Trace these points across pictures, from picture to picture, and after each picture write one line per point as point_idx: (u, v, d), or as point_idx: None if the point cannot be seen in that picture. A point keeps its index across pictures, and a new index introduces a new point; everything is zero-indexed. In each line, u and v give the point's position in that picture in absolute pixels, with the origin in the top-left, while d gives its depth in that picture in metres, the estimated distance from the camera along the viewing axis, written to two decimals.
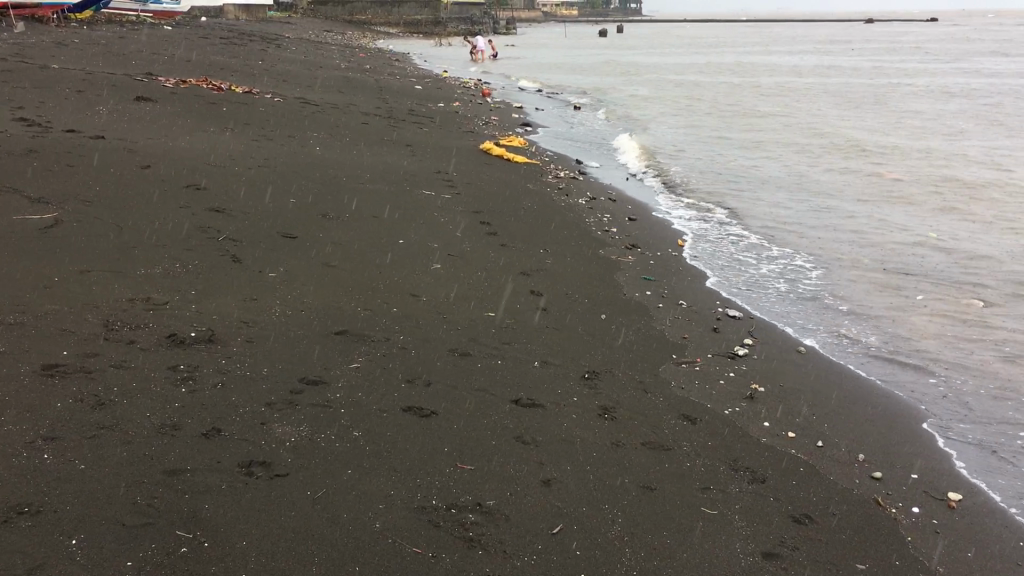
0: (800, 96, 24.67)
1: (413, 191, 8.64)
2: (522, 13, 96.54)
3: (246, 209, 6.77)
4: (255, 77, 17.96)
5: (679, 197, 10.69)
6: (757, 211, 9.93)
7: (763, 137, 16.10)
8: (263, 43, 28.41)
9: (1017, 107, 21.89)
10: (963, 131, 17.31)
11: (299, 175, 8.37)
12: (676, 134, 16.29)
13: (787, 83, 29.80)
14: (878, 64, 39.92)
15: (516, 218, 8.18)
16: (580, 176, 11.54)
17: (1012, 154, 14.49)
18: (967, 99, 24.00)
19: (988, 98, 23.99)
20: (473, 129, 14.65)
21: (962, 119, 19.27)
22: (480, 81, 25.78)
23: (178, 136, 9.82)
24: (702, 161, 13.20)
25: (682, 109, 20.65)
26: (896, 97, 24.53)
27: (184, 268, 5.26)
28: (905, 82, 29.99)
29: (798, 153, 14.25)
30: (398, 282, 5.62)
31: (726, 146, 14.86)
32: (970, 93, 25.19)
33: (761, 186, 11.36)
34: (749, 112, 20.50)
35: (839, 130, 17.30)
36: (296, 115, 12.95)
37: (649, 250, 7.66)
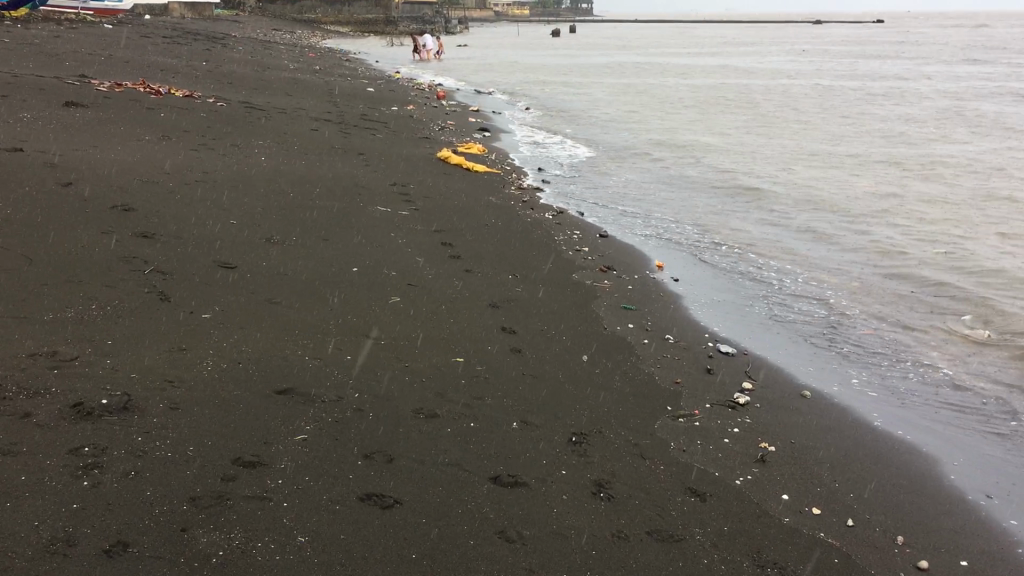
0: (761, 100, 24.34)
1: (367, 207, 7.95)
2: (474, 13, 95.84)
3: (178, 234, 6.04)
4: (198, 79, 17.07)
5: (650, 209, 10.15)
6: (734, 224, 9.41)
7: (729, 143, 15.65)
8: (208, 42, 27.41)
9: (976, 113, 21.79)
10: (929, 139, 17.05)
11: (241, 191, 7.64)
12: (640, 139, 15.77)
13: (746, 85, 29.53)
14: (831, 66, 39.97)
15: (480, 238, 7.54)
16: (543, 187, 10.92)
17: (982, 163, 14.20)
18: (927, 105, 23.86)
19: (946, 104, 23.91)
20: (430, 135, 13.97)
21: (924, 126, 19.06)
22: (434, 83, 25.04)
23: (110, 146, 9.02)
24: (670, 169, 12.68)
25: (642, 113, 20.17)
26: (856, 102, 24.31)
27: (101, 311, 4.53)
28: (862, 86, 29.88)
29: (767, 160, 13.81)
30: (352, 321, 4.95)
31: (693, 153, 14.37)
32: (928, 99, 25.11)
33: (733, 196, 10.87)
34: (712, 117, 20.06)
35: (805, 137, 16.92)
36: (240, 121, 12.16)
37: (625, 275, 7.08)
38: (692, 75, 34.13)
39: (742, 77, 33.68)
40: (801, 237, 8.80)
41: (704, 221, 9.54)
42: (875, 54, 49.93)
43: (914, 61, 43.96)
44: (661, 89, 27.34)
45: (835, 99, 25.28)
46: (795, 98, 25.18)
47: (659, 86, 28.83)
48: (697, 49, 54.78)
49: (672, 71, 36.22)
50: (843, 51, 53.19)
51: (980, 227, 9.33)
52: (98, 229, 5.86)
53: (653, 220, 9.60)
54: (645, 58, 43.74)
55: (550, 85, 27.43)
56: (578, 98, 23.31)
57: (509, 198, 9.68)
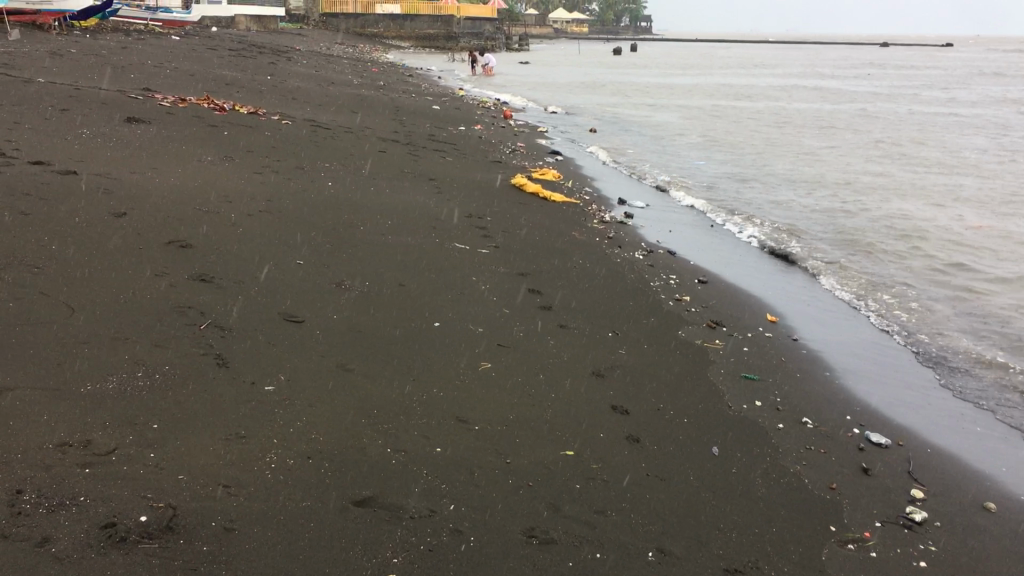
0: (842, 125, 23.24)
1: (445, 244, 7.23)
2: (536, 29, 95.46)
3: (239, 278, 5.34)
4: (263, 93, 16.61)
5: (747, 250, 9.29)
6: (847, 270, 8.52)
7: (818, 174, 14.69)
8: (273, 55, 27.15)
9: None
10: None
11: (306, 223, 6.95)
12: (723, 167, 14.87)
13: (823, 109, 28.41)
14: (907, 91, 38.53)
15: (569, 283, 6.75)
16: (627, 220, 10.13)
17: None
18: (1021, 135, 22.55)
19: None
20: (503, 159, 13.26)
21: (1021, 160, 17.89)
22: (500, 101, 24.40)
23: (170, 168, 8.43)
24: (763, 204, 11.79)
25: (718, 138, 19.28)
26: (945, 131, 23.06)
27: (149, 382, 3.82)
28: (947, 113, 28.50)
29: (864, 194, 12.86)
30: (440, 395, 4.19)
31: (783, 184, 13.44)
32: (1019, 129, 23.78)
33: (837, 237, 9.96)
34: (795, 143, 19.07)
35: (899, 170, 15.88)
36: (306, 141, 11.56)
37: (737, 333, 6.23)
38: (765, 98, 33.06)
39: (816, 100, 32.54)
40: (928, 289, 7.89)
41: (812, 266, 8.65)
42: (952, 78, 48.25)
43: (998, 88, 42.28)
44: (736, 112, 26.32)
45: (921, 126, 24.07)
46: (878, 125, 24.02)
47: (732, 108, 27.83)
48: (764, 70, 53.52)
49: (743, 92, 35.15)
50: (919, 74, 51.50)
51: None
52: (151, 271, 5.19)
53: (752, 262, 8.75)
54: (714, 79, 42.72)
55: (618, 105, 26.62)
56: (650, 120, 22.45)
57: (595, 234, 8.91)
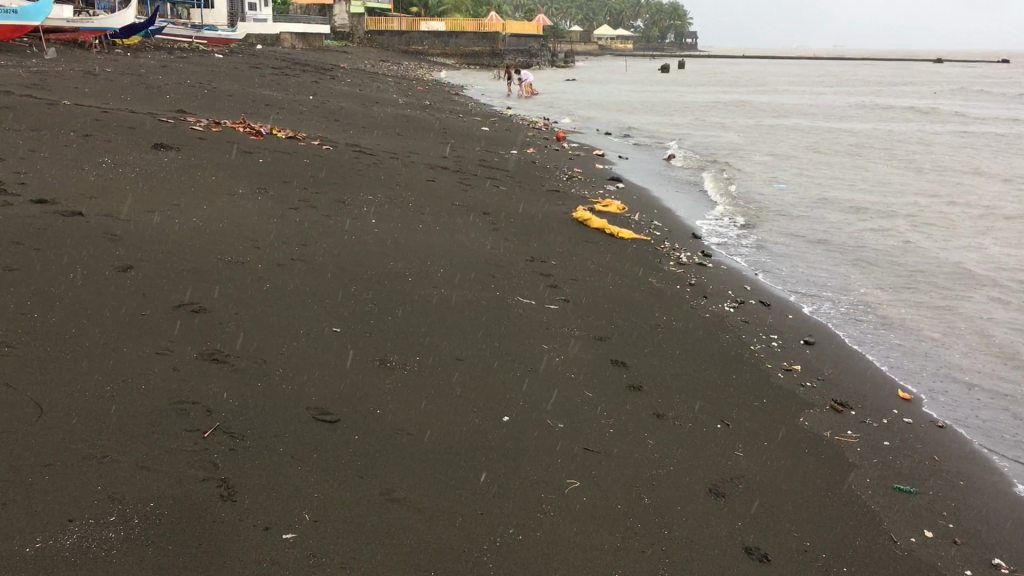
0: (914, 149, 21.89)
1: (505, 298, 6.19)
2: (581, 47, 94.51)
3: (260, 358, 4.32)
4: (303, 114, 15.76)
5: (850, 298, 8.10)
6: (975, 323, 7.29)
7: (905, 206, 13.41)
8: (317, 74, 26.47)
9: None
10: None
11: (345, 274, 5.94)
12: (799, 199, 13.66)
13: (891, 130, 26.91)
14: (969, 110, 36.86)
15: (656, 349, 5.66)
16: (705, 260, 9.01)
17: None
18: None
19: None
20: (561, 187, 12.21)
21: None
22: (550, 122, 23.37)
23: (195, 204, 7.51)
24: (853, 242, 10.57)
25: (784, 163, 18.09)
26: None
27: (127, 532, 2.79)
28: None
29: (959, 230, 11.65)
30: (521, 540, 3.12)
31: (870, 219, 12.19)
32: None
33: (950, 284, 8.72)
34: (871, 169, 17.74)
35: (993, 201, 14.50)
36: (347, 169, 10.61)
37: (869, 417, 5.10)
38: (825, 117, 31.58)
39: (879, 120, 31.15)
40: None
41: (932, 318, 7.45)
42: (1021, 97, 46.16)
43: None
44: (799, 133, 24.97)
45: (997, 149, 22.64)
46: (954, 148, 22.52)
47: (793, 128, 26.45)
48: (820, 87, 51.81)
49: (801, 111, 33.74)
50: (981, 93, 49.54)
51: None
52: (151, 349, 4.19)
53: (858, 313, 7.57)
54: (767, 97, 41.33)
55: (673, 125, 25.45)
56: (710, 142, 21.23)
57: (674, 280, 7.80)
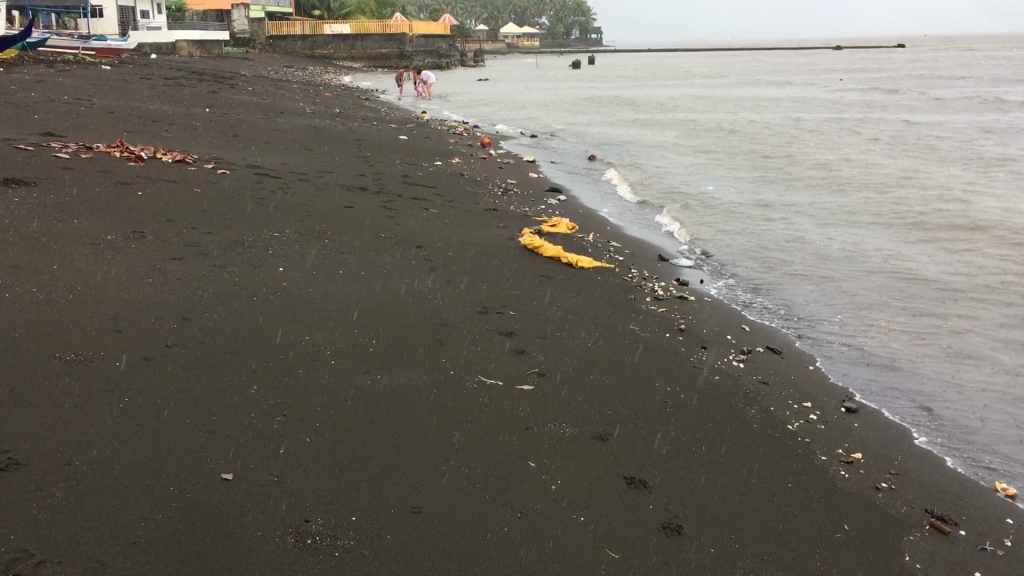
0: (848, 139, 21.07)
1: (462, 381, 4.62)
2: (490, 45, 93.27)
3: (99, 560, 2.67)
4: (197, 131, 13.89)
5: (870, 329, 6.71)
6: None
7: (875, 207, 12.19)
8: (215, 83, 24.38)
9: None
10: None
11: (239, 367, 4.27)
12: (761, 205, 12.37)
13: (824, 119, 26.01)
14: (886, 96, 36.56)
15: (677, 447, 4.17)
16: (682, 290, 7.62)
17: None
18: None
19: None
20: (498, 205, 10.68)
21: None
22: (470, 126, 21.84)
23: (42, 263, 5.73)
24: (843, 256, 9.25)
25: (726, 161, 16.95)
26: (973, 143, 20.72)
27: None
28: (951, 120, 26.39)
29: (939, 233, 10.55)
30: None
31: (845, 225, 10.92)
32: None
33: (977, 305, 7.43)
34: (820, 165, 16.61)
35: (961, 196, 13.45)
36: (250, 197, 8.91)
37: (986, 540, 3.70)
38: (748, 110, 30.68)
39: (802, 110, 30.46)
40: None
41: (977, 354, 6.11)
42: (935, 81, 46.25)
43: (989, 89, 40.32)
44: (729, 127, 24.00)
45: (929, 135, 22.00)
46: (890, 136, 21.70)
47: (723, 123, 25.37)
48: (734, 79, 51.38)
49: (723, 104, 32.94)
50: (888, 78, 49.85)
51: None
52: None
53: (887, 351, 6.20)
54: (684, 90, 40.48)
55: (599, 124, 24.21)
56: (642, 141, 19.94)
57: (660, 326, 6.36)
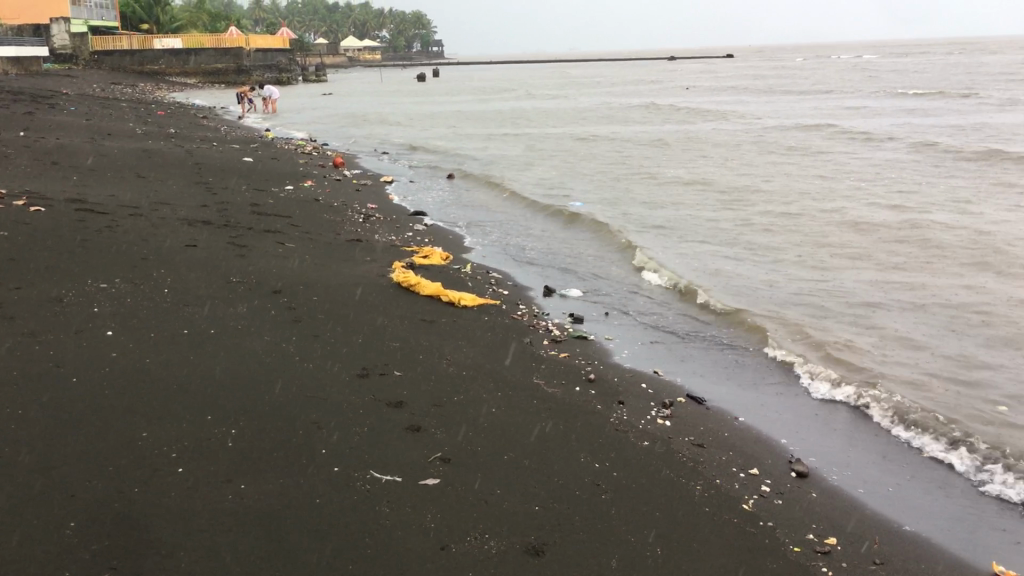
0: (703, 145, 21.10)
1: (351, 481, 3.67)
2: (332, 59, 91.18)
3: None
4: (7, 159, 12.20)
5: (800, 364, 6.16)
6: (997, 395, 5.49)
7: (758, 213, 11.84)
8: (30, 103, 22.10)
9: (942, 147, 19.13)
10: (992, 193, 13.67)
11: (48, 494, 3.17)
12: (636, 217, 11.84)
13: (675, 126, 26.18)
14: (729, 102, 37.39)
15: (630, 553, 3.37)
16: (577, 328, 6.89)
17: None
18: (907, 139, 20.82)
19: (895, 138, 21.28)
20: (361, 234, 9.70)
21: (912, 172, 16.10)
22: (319, 144, 20.65)
23: None
24: (734, 274, 8.77)
25: (589, 172, 16.48)
26: (820, 141, 21.10)
27: None
28: (794, 120, 27.06)
29: (814, 240, 10.31)
30: None
31: (727, 237, 10.51)
32: (870, 133, 22.41)
33: (875, 323, 7.06)
34: (685, 172, 16.31)
35: (831, 200, 13.34)
36: (71, 239, 7.60)
37: None
38: (603, 117, 30.54)
39: (653, 116, 30.66)
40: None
41: (934, 389, 5.60)
42: (772, 86, 47.81)
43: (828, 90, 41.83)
44: (585, 137, 23.67)
45: (779, 136, 22.34)
46: (742, 138, 21.87)
47: (579, 132, 24.98)
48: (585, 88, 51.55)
49: (577, 113, 32.83)
50: (728, 84, 51.32)
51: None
52: None
53: (826, 392, 5.65)
54: (535, 102, 40.33)
55: (453, 138, 23.41)
56: (505, 156, 19.21)
57: (565, 376, 5.59)
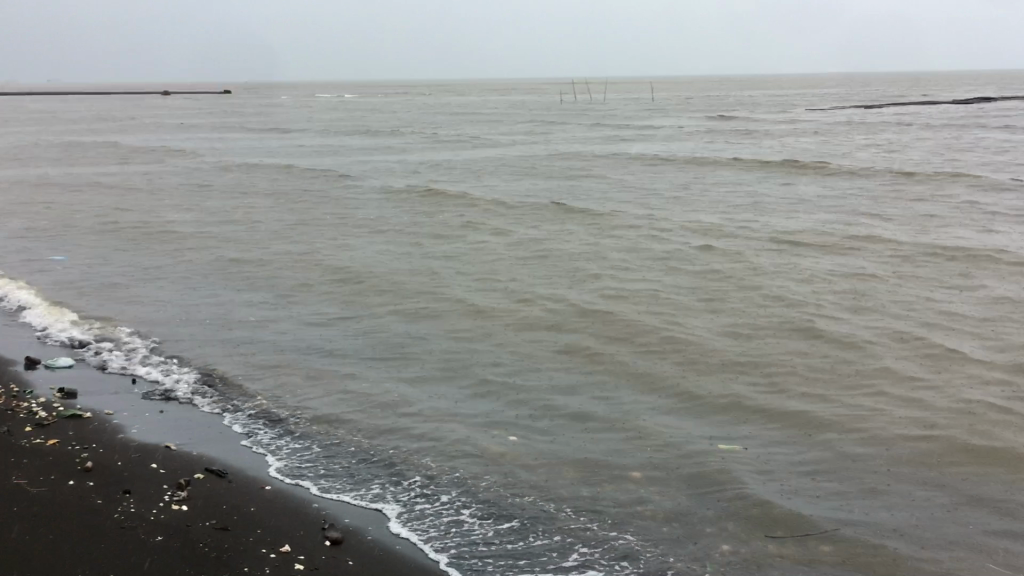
0: (222, 179, 20.29)
1: None
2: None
3: None
4: None
5: (325, 424, 5.88)
6: (515, 442, 5.70)
7: (284, 257, 11.48)
8: None
9: (451, 178, 20.50)
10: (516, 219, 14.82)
11: None
12: (149, 269, 10.81)
13: (191, 159, 24.95)
14: (248, 133, 36.83)
15: None
16: (72, 405, 5.91)
17: (622, 246, 12.41)
18: (419, 170, 22.01)
19: (409, 169, 22.39)
20: None
21: (429, 201, 16.95)
22: None
23: None
24: (255, 326, 8.29)
25: (96, 217, 14.86)
26: (340, 172, 21.46)
27: None
28: (313, 152, 27.36)
29: (339, 282, 10.21)
30: None
31: (248, 285, 9.99)
32: (387, 165, 23.34)
33: (399, 373, 7.08)
34: (204, 211, 15.46)
35: (354, 233, 13.47)
36: None
37: None
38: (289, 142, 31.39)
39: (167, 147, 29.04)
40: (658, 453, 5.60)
41: (464, 438, 5.71)
42: (289, 120, 48.14)
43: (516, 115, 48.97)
44: (88, 173, 21.46)
45: (299, 168, 22.31)
46: (263, 172, 21.45)
47: (216, 160, 24.50)
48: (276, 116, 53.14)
49: (79, 146, 29.91)
50: (243, 116, 50.67)
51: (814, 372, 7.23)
52: None
53: (357, 448, 5.48)
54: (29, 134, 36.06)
55: None
56: (111, 193, 17.75)
57: (52, 469, 4.67)
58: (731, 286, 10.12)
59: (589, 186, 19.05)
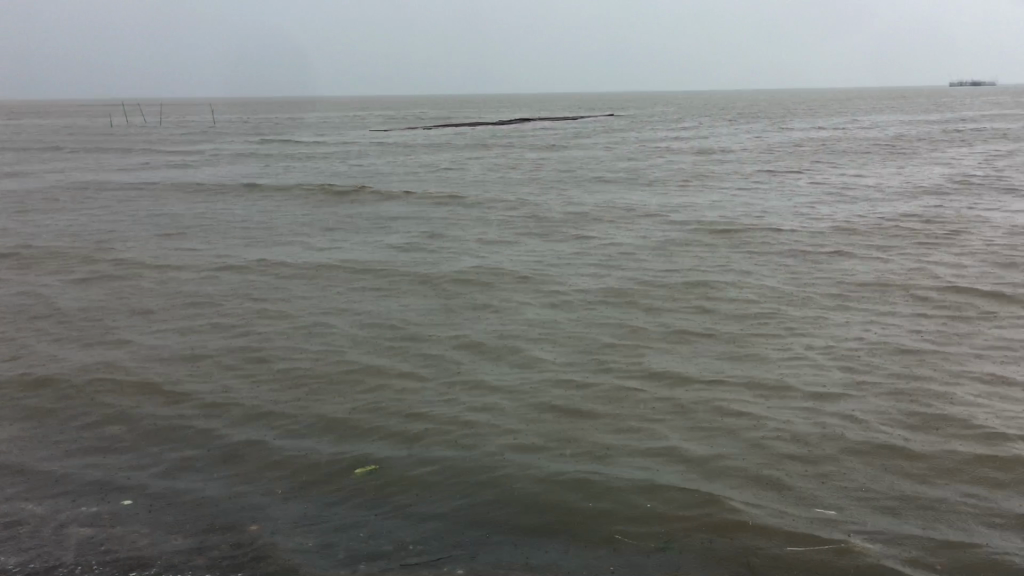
0: (70, 208, 19.43)
1: None
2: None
3: None
4: None
5: (119, 520, 5.56)
6: (325, 525, 5.51)
7: (127, 301, 10.98)
8: None
9: (315, 200, 20.19)
10: (494, 225, 16.41)
11: None
12: None
13: (40, 185, 23.89)
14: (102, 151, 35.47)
15: None
16: None
17: (495, 266, 12.58)
18: (280, 193, 21.60)
19: (270, 191, 21.96)
20: None
21: (292, 227, 16.65)
22: None
23: None
24: (76, 397, 7.86)
25: None
26: (198, 198, 20.86)
27: None
28: (169, 174, 26.53)
29: (182, 330, 9.79)
30: None
31: (81, 340, 9.50)
32: (247, 187, 22.82)
33: (222, 446, 6.80)
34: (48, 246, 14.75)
35: (209, 265, 13.04)
36: None
37: None
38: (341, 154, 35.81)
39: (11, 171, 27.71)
40: (431, 491, 6.01)
41: (271, 525, 5.52)
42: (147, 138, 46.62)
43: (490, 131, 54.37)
44: None
45: (153, 194, 21.58)
46: (114, 199, 20.64)
47: (199, 174, 26.33)
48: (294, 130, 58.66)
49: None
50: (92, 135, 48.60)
51: (614, 400, 7.59)
52: None
53: (149, 547, 5.22)
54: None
55: None
56: (114, 208, 19.09)
57: None
58: (582, 308, 10.46)
59: (465, 203, 19.36)
